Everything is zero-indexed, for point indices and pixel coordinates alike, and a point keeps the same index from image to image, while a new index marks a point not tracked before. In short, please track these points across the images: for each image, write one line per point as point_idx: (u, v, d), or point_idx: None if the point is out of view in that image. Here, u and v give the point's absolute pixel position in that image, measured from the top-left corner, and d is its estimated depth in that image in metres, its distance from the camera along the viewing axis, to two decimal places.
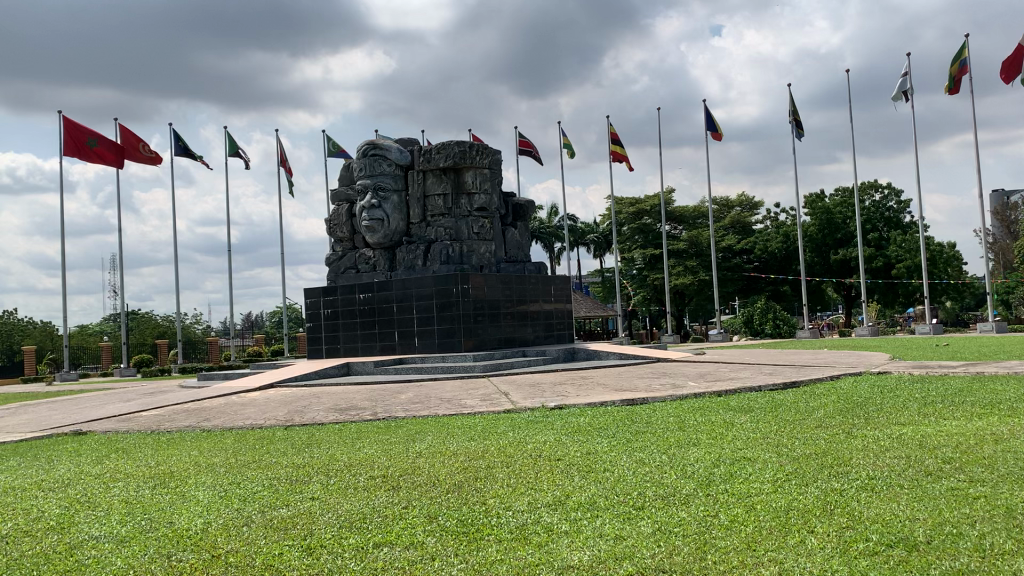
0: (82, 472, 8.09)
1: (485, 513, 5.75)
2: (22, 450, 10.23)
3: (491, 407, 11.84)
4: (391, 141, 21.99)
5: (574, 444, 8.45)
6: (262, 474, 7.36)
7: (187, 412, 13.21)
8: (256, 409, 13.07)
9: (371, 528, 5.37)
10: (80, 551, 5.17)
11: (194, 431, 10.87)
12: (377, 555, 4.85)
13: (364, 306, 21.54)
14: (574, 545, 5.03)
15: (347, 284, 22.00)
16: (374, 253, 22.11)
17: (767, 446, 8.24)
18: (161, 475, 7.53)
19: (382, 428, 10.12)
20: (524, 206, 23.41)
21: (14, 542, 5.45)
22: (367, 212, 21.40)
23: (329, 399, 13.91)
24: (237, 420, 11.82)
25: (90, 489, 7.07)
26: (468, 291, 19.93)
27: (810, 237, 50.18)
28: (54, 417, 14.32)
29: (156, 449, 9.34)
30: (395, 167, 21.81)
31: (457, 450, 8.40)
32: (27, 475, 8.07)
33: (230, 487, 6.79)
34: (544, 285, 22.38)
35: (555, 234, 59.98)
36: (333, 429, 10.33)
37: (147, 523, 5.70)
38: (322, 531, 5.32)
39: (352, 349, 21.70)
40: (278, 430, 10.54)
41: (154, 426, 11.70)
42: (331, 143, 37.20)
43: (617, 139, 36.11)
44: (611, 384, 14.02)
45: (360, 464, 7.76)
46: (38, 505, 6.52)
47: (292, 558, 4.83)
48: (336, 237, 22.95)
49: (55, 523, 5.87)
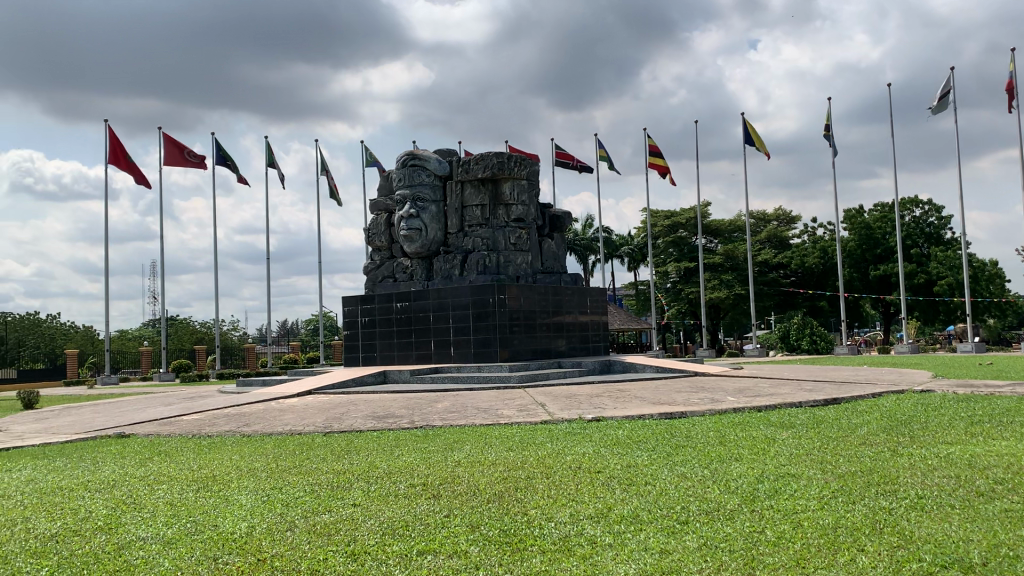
0: (127, 473, 8.19)
1: (528, 524, 5.70)
2: (67, 452, 10.40)
3: (528, 417, 11.83)
4: (431, 152, 22.12)
5: (613, 457, 8.39)
6: (303, 480, 7.38)
7: (226, 417, 13.30)
8: (295, 415, 13.18)
9: (414, 536, 5.36)
10: (128, 551, 5.21)
11: (235, 436, 10.97)
12: (422, 563, 4.83)
13: (401, 315, 21.63)
14: (619, 559, 4.96)
15: (384, 293, 22.09)
16: (411, 262, 22.20)
17: (810, 462, 8.09)
18: (204, 479, 7.58)
19: (421, 437, 10.13)
20: (560, 218, 23.39)
21: (64, 541, 5.52)
22: (405, 221, 21.56)
23: (367, 406, 13.98)
24: (275, 426, 11.88)
25: (135, 491, 7.15)
26: (505, 302, 19.95)
27: (849, 252, 49.56)
28: (98, 419, 14.55)
29: (198, 452, 9.44)
30: (434, 177, 21.93)
31: (494, 460, 8.37)
32: (73, 476, 8.21)
33: (274, 491, 6.83)
34: (580, 298, 22.32)
35: (589, 246, 59.90)
36: (371, 436, 10.36)
37: (192, 526, 5.75)
38: (365, 538, 5.31)
39: (388, 358, 21.81)
40: (317, 436, 10.59)
41: (196, 430, 11.83)
42: (368, 153, 37.47)
43: (655, 150, 35.97)
44: (648, 397, 13.88)
45: (400, 472, 7.75)
46: (85, 505, 6.62)
47: (337, 563, 4.82)
48: (375, 246, 23.11)
49: (102, 524, 5.94)
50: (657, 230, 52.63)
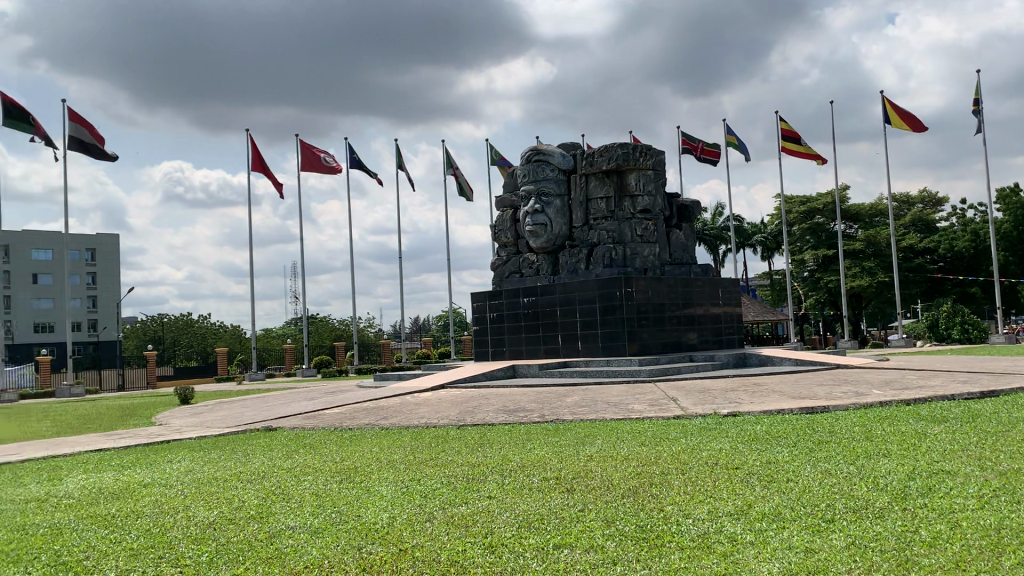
0: (276, 464, 8.61)
1: (665, 520, 5.60)
2: (222, 444, 11.05)
3: (661, 411, 11.66)
4: (554, 146, 22.16)
5: (751, 453, 8.15)
6: (439, 472, 7.53)
7: (366, 410, 13.79)
8: (430, 408, 13.51)
9: (551, 529, 5.37)
10: (278, 540, 5.46)
11: (374, 429, 11.34)
12: (558, 557, 4.83)
13: (528, 310, 21.79)
14: (761, 556, 4.81)
15: (511, 288, 22.30)
16: (537, 257, 22.29)
17: (967, 460, 7.58)
18: (347, 470, 7.87)
19: (552, 431, 10.16)
20: (689, 207, 22.93)
21: (221, 529, 5.85)
22: (531, 216, 21.73)
23: (499, 400, 14.15)
24: (412, 419, 12.19)
25: (283, 481, 7.50)
26: (632, 295, 19.73)
27: (1004, 234, 46.33)
28: (248, 413, 15.39)
29: (340, 445, 9.82)
30: (558, 172, 21.96)
31: (627, 455, 8.28)
32: (228, 467, 8.71)
33: (413, 483, 7.00)
34: (711, 289, 21.79)
35: (720, 236, 58.51)
36: (503, 430, 10.48)
37: (337, 515, 5.96)
38: (502, 531, 5.36)
39: (517, 352, 22.01)
40: (451, 429, 10.81)
41: (337, 423, 12.31)
42: (494, 150, 37.90)
43: (788, 134, 34.76)
44: (787, 391, 13.39)
45: (533, 465, 7.80)
46: (239, 494, 7.00)
47: (475, 555, 4.89)
48: (501, 243, 23.35)
49: (254, 513, 6.26)
50: (792, 216, 50.78)
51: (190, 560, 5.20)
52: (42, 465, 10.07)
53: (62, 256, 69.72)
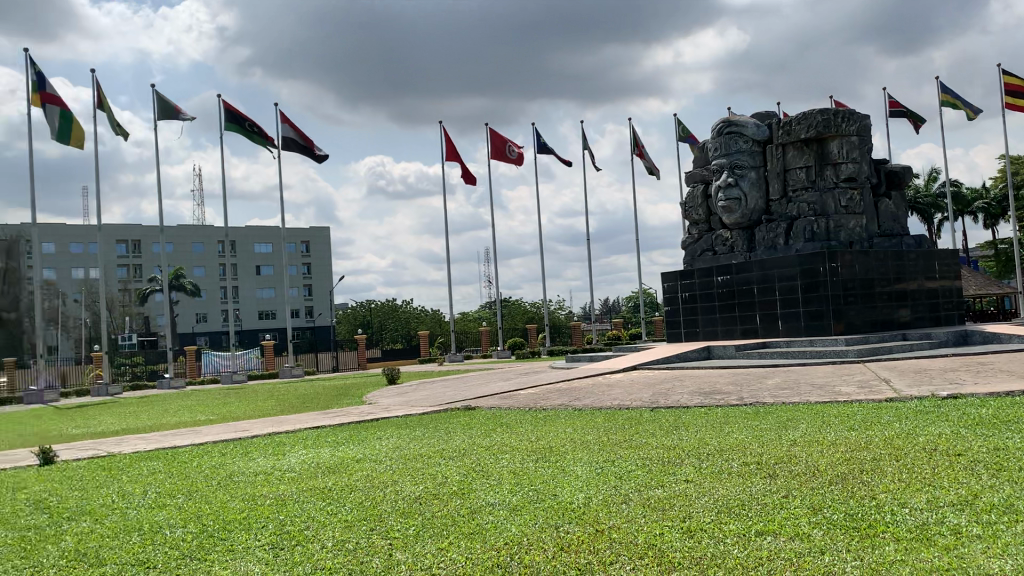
0: (475, 442, 8.90)
1: (878, 509, 5.26)
2: (424, 421, 11.59)
3: (870, 393, 10.99)
4: (747, 116, 21.25)
5: (976, 439, 7.46)
6: (633, 454, 7.48)
7: (559, 391, 13.99)
8: (622, 389, 13.49)
9: (751, 516, 5.18)
10: (479, 516, 5.65)
11: (568, 409, 11.49)
12: (761, 544, 4.65)
13: (723, 289, 21.20)
14: (990, 552, 4.38)
15: (705, 267, 21.78)
16: (731, 234, 21.60)
17: None
18: (543, 450, 7.99)
19: (752, 414, 9.82)
20: (899, 173, 21.31)
21: (425, 503, 6.13)
22: (724, 191, 21.15)
23: (694, 381, 13.90)
24: (606, 400, 12.22)
25: (482, 459, 7.73)
26: (837, 270, 18.68)
27: None
28: (447, 393, 16.05)
29: (535, 424, 10.00)
30: (752, 143, 21.05)
31: (835, 440, 7.81)
32: (430, 444, 9.10)
33: (607, 464, 6.98)
34: (926, 261, 20.23)
35: (935, 203, 54.06)
36: (700, 412, 10.26)
37: (534, 494, 6.07)
38: (701, 515, 5.24)
39: (712, 333, 21.48)
40: (645, 411, 10.74)
41: (532, 403, 12.58)
42: (682, 127, 37.06)
43: (1013, 88, 31.48)
44: (1017, 371, 12.19)
45: (731, 449, 7.56)
46: (442, 471, 7.30)
47: (674, 539, 4.81)
48: (692, 219, 22.83)
49: (456, 489, 6.50)
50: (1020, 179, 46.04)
51: (399, 532, 5.49)
52: (268, 440, 11.00)
53: (280, 249, 75.74)
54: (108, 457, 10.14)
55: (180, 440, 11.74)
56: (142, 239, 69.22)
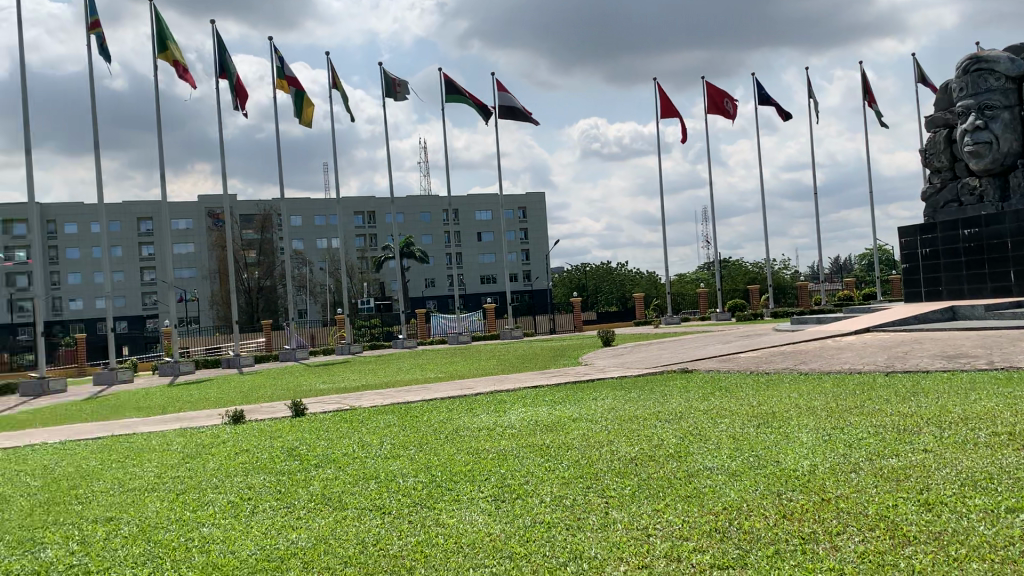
0: (693, 406, 8.77)
1: None
2: (642, 383, 11.59)
3: None
4: (999, 50, 19.05)
5: None
6: (865, 421, 7.03)
7: (783, 354, 13.45)
8: (852, 353, 12.73)
9: (1002, 491, 4.71)
10: (696, 479, 5.58)
11: (792, 373, 11.02)
12: (1012, 521, 4.22)
13: (970, 243, 19.30)
14: None
15: (948, 219, 19.92)
16: (980, 182, 19.58)
17: None
18: (765, 415, 7.72)
19: (1003, 380, 8.92)
20: None
21: (642, 465, 6.14)
22: (971, 134, 19.19)
23: (935, 345, 12.83)
24: (834, 364, 11.57)
25: (700, 423, 7.60)
26: None
27: None
28: (665, 355, 15.93)
29: (756, 389, 9.68)
30: (1005, 80, 18.87)
31: None
32: (646, 406, 9.08)
33: (835, 431, 6.62)
34: None
35: None
36: (941, 377, 9.47)
37: (754, 460, 5.89)
38: (942, 487, 4.84)
39: (957, 292, 19.64)
40: (878, 375, 10.07)
41: (753, 367, 12.19)
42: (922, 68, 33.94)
43: None
44: None
45: (979, 419, 6.89)
46: (659, 433, 7.26)
47: (909, 512, 4.49)
48: (933, 168, 20.93)
49: (673, 451, 6.45)
50: None
51: (616, 492, 5.55)
52: (490, 398, 11.47)
53: (500, 215, 78.25)
54: (349, 411, 11.01)
55: (411, 396, 12.52)
56: (374, 210, 74.02)
